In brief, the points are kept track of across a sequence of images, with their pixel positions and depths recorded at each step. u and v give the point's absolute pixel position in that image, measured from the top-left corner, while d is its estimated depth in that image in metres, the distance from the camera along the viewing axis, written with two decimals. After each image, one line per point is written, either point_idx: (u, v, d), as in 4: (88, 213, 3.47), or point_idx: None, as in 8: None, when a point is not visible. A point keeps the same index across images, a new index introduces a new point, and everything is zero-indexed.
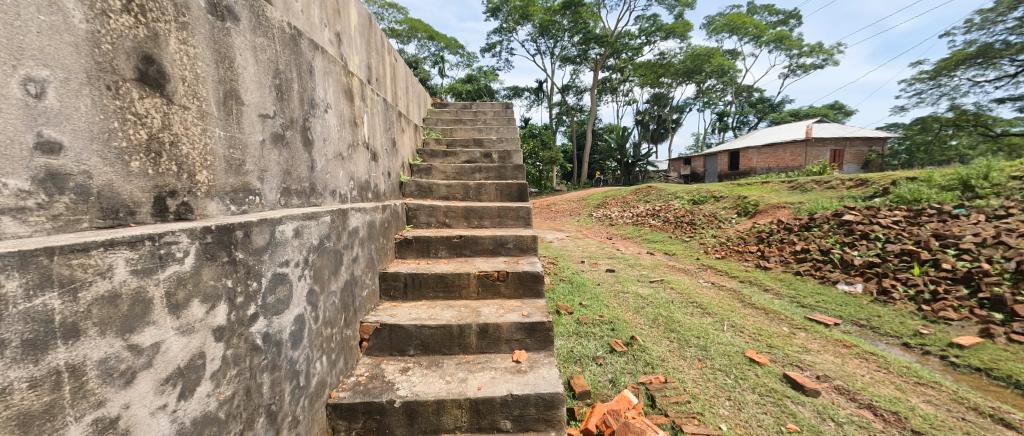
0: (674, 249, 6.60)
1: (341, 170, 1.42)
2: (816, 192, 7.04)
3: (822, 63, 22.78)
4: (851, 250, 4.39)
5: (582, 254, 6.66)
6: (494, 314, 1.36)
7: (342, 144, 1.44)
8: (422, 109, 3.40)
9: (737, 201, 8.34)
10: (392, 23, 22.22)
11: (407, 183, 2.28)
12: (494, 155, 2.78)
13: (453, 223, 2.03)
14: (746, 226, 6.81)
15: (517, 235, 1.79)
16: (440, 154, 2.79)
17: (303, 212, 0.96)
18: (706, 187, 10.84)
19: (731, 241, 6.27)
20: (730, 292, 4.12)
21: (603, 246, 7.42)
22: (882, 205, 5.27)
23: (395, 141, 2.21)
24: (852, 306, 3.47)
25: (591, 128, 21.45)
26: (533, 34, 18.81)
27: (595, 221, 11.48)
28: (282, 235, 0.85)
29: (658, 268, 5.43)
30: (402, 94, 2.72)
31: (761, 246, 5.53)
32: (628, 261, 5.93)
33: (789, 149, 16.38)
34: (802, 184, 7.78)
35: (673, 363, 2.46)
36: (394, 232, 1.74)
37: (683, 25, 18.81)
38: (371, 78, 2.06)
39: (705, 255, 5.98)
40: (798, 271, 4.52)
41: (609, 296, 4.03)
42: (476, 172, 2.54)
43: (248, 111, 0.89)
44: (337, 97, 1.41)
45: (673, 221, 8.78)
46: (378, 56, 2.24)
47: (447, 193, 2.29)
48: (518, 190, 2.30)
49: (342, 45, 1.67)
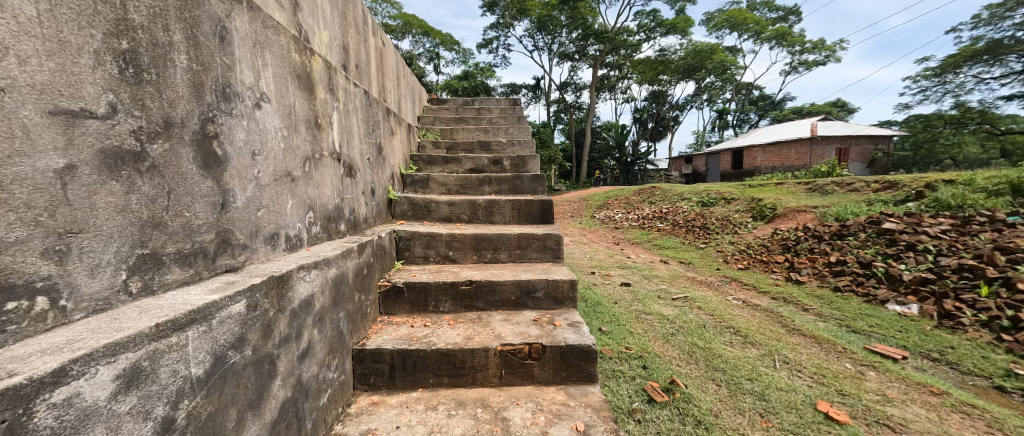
0: (690, 258, 6.14)
1: (288, 200, 0.90)
2: (839, 195, 6.65)
3: (824, 60, 22.38)
4: (898, 264, 3.98)
5: (591, 263, 6.17)
6: (531, 430, 0.86)
7: (292, 158, 0.93)
8: (417, 106, 2.89)
9: (751, 203, 7.91)
10: (385, 18, 21.54)
11: (397, 201, 1.77)
12: (506, 162, 2.28)
13: (459, 257, 1.53)
14: (765, 231, 6.38)
15: (548, 280, 1.29)
16: (438, 161, 2.28)
17: (168, 320, 0.46)
18: (714, 187, 10.40)
19: (752, 248, 5.83)
20: (766, 314, 3.67)
21: (612, 254, 6.95)
22: (922, 210, 4.90)
23: (381, 146, 1.70)
24: (914, 332, 3.04)
25: (590, 127, 20.97)
26: (530, 29, 18.23)
27: (598, 223, 10.97)
28: (60, 419, 0.34)
29: (677, 281, 4.95)
30: (391, 86, 2.20)
31: (788, 256, 5.10)
32: (642, 273, 5.46)
33: (793, 147, 16.03)
34: (820, 186, 7.38)
35: (731, 421, 1.99)
36: (377, 279, 1.24)
37: (684, 21, 18.33)
38: (348, 62, 1.55)
39: (726, 265, 5.51)
40: (837, 287, 4.09)
41: (631, 320, 3.55)
42: (484, 185, 2.04)
43: (13, 109, 0.38)
44: (280, 85, 0.89)
45: (683, 224, 8.32)
46: (358, 35, 1.72)
47: (449, 213, 1.78)
48: (540, 210, 1.79)
49: (298, 11, 1.15)
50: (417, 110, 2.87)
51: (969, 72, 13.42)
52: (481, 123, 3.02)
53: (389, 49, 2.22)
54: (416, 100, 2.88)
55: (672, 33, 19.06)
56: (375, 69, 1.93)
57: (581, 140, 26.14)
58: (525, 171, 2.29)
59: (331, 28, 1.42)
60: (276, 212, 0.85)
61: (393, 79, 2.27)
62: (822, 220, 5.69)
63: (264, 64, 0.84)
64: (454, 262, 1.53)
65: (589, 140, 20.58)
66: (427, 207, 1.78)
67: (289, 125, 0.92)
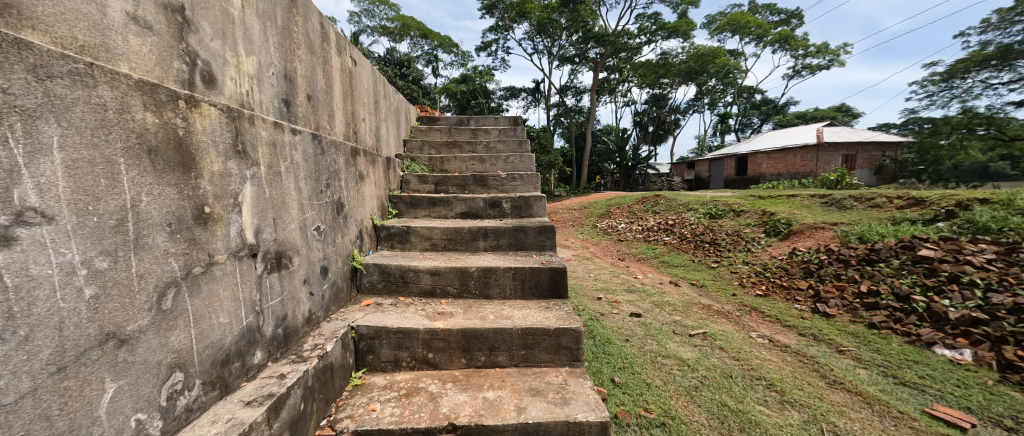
0: (702, 280, 5.74)
1: (107, 388, 0.49)
2: (859, 212, 6.29)
3: (828, 64, 22.03)
4: (941, 299, 3.60)
5: (596, 285, 5.75)
6: None
7: (127, 307, 0.53)
8: (399, 130, 2.49)
9: (763, 217, 7.52)
10: (383, 20, 21.16)
11: (364, 270, 1.36)
12: (506, 204, 1.88)
13: (442, 361, 1.12)
14: (782, 250, 5.99)
15: (565, 422, 0.88)
16: (424, 203, 1.87)
17: None
18: (721, 198, 10.00)
19: (769, 271, 5.42)
20: (799, 358, 3.25)
21: (618, 273, 6.52)
22: (955, 233, 4.57)
23: (342, 202, 1.29)
24: (976, 389, 2.64)
25: (591, 131, 20.59)
26: (530, 32, 17.85)
27: (601, 234, 10.52)
28: None
29: (691, 311, 4.54)
30: (362, 112, 1.79)
31: (811, 281, 4.73)
32: (652, 299, 5.03)
33: (799, 154, 15.48)
34: (837, 200, 7.02)
35: None
36: (312, 431, 0.83)
37: (686, 24, 17.95)
38: (288, 94, 1.14)
39: (743, 290, 5.10)
40: (873, 324, 3.69)
41: (647, 366, 3.11)
42: (478, 239, 1.63)
43: None
44: (83, 180, 0.47)
45: (691, 239, 7.91)
46: (311, 54, 1.31)
47: (432, 285, 1.37)
48: (549, 280, 1.38)
49: (183, 32, 0.75)
50: (399, 135, 2.47)
51: (978, 78, 13.11)
52: (477, 148, 2.64)
53: (362, 69, 1.82)
54: (399, 125, 2.48)
55: (674, 37, 18.70)
56: (338, 96, 1.53)
57: (581, 144, 25.72)
58: (529, 216, 1.88)
59: (263, 53, 1.02)
60: (60, 433, 0.44)
61: (366, 104, 1.88)
62: (844, 240, 5.32)
63: (32, 147, 0.42)
64: (435, 368, 1.13)
65: (589, 145, 20.17)
66: (405, 278, 1.37)
67: (117, 248, 0.51)
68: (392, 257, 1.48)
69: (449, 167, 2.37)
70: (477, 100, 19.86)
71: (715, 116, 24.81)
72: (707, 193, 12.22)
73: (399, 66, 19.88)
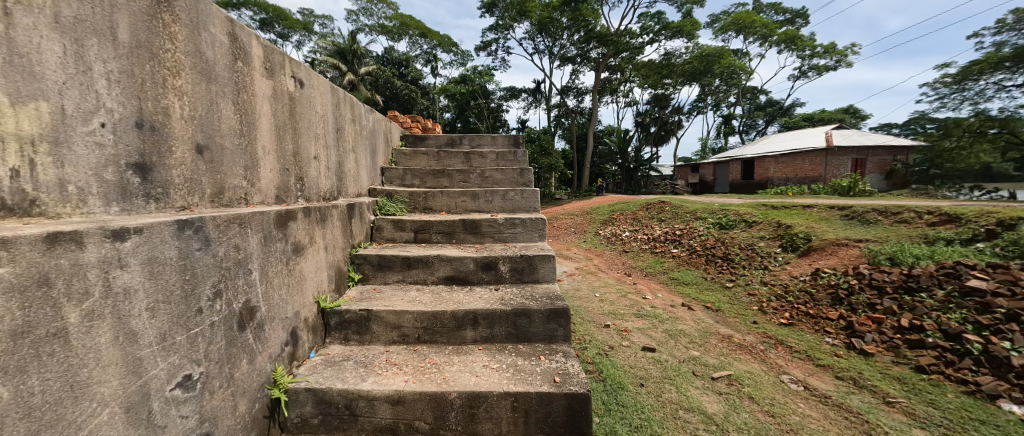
0: (717, 302, 5.29)
1: None
2: (884, 228, 5.86)
3: (835, 65, 21.51)
4: (1002, 340, 3.14)
5: (603, 308, 5.28)
6: None
7: None
8: (373, 158, 2.06)
9: (777, 230, 7.10)
10: (381, 18, 20.78)
11: (291, 399, 0.92)
12: (503, 266, 1.44)
13: None
14: (803, 270, 5.55)
15: None
16: (396, 264, 1.43)
17: None
18: (730, 206, 9.54)
19: (792, 294, 4.95)
20: (843, 414, 2.72)
21: (624, 291, 6.08)
22: (1002, 259, 4.18)
23: (253, 307, 0.85)
24: None
25: (593, 133, 20.09)
26: (530, 32, 17.38)
27: (604, 243, 10.03)
28: None
29: (710, 343, 4.06)
30: (312, 148, 1.35)
31: (841, 309, 4.28)
32: (665, 326, 4.56)
33: (808, 158, 15.01)
34: (858, 213, 6.59)
35: None
36: None
37: (691, 24, 17.44)
38: (142, 153, 0.69)
39: (764, 318, 4.64)
40: (921, 367, 3.19)
41: (668, 425, 2.55)
42: (466, 328, 1.19)
43: None
44: None
45: (700, 252, 7.48)
46: (205, 79, 0.86)
47: (392, 421, 0.94)
48: (564, 414, 0.94)
49: None
50: (373, 163, 2.04)
51: (992, 80, 12.68)
52: (469, 178, 2.21)
53: (313, 92, 1.39)
54: (372, 151, 2.04)
55: (678, 36, 18.20)
56: (267, 135, 1.09)
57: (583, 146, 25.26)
58: (532, 281, 1.45)
59: (67, 92, 0.57)
60: None
61: (322, 136, 1.44)
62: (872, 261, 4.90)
63: None
64: None
65: (591, 147, 19.70)
66: (352, 410, 0.93)
67: None
68: (341, 367, 1.04)
69: (436, 204, 1.95)
70: (476, 101, 19.40)
71: (719, 117, 24.31)
72: (714, 199, 11.76)
73: (398, 66, 19.49)
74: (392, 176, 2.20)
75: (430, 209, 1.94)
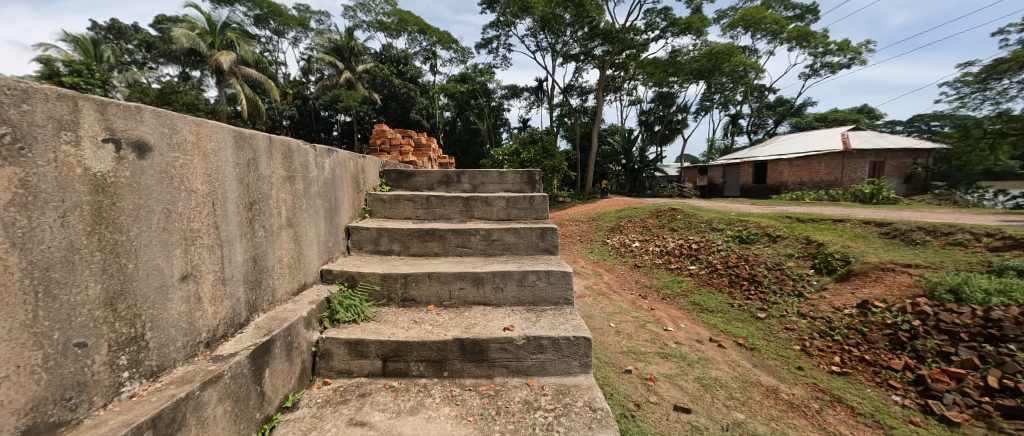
0: (750, 336, 3.73)
1: None
2: (935, 251, 5.24)
3: (849, 63, 20.67)
4: None
5: (621, 343, 3.79)
6: None
7: None
8: (331, 222, 1.42)
9: (808, 247, 6.43)
10: (379, 15, 20.00)
11: None
12: None
13: None
14: (849, 299, 4.90)
15: None
16: None
17: None
18: (750, 216, 8.77)
19: (835, 328, 3.50)
20: None
21: (640, 319, 5.38)
22: None
23: None
24: None
25: (597, 133, 19.33)
26: (533, 28, 16.68)
27: (613, 255, 9.31)
28: None
29: (753, 401, 2.70)
30: (156, 257, 0.69)
31: (903, 356, 2.97)
32: (689, 362, 3.31)
33: (824, 161, 14.23)
34: (901, 231, 5.93)
35: None
36: None
37: (700, 20, 16.61)
38: None
39: (810, 362, 3.20)
40: None
41: None
42: None
43: None
44: None
45: (721, 270, 6.83)
46: None
47: None
48: None
49: None
50: (330, 232, 1.41)
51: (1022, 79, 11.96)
52: (470, 240, 1.58)
53: (182, 158, 0.75)
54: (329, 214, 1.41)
55: (686, 33, 17.39)
56: None
57: (587, 145, 24.48)
58: None
59: None
60: None
61: (211, 235, 0.81)
62: (926, 291, 3.47)
63: None
64: None
65: (595, 147, 18.94)
66: None
67: None
68: None
69: (422, 294, 1.32)
70: (477, 100, 18.67)
71: (727, 116, 23.53)
72: (727, 206, 11.06)
73: (396, 63, 18.65)
74: (362, 239, 1.57)
75: (412, 301, 1.32)
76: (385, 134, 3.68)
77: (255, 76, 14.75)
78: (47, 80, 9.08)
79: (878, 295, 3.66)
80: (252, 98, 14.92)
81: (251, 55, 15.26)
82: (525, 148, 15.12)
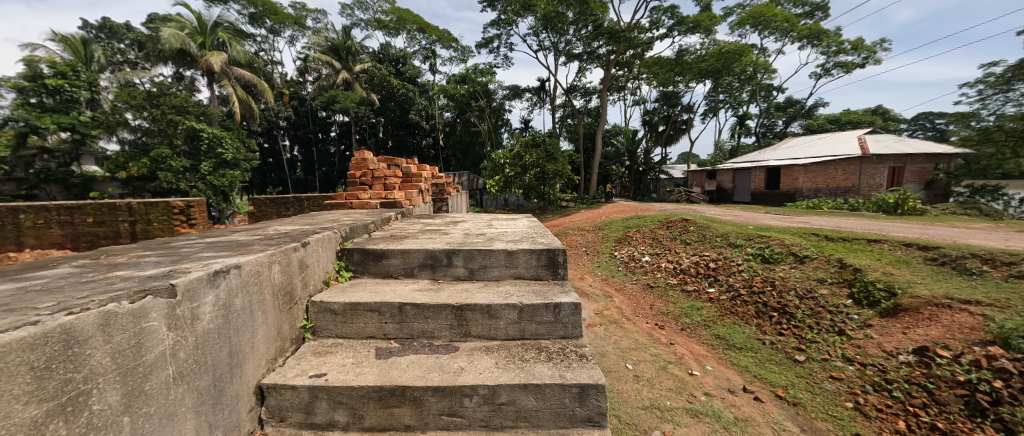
0: (790, 385, 2.93)
1: None
2: (998, 283, 4.05)
3: (864, 62, 19.83)
4: None
5: (641, 393, 2.90)
6: None
7: None
8: (215, 406, 0.80)
9: (843, 274, 4.14)
10: (377, 13, 19.21)
11: None
12: None
13: None
14: (920, 351, 2.85)
15: None
16: None
17: None
18: (771, 231, 7.80)
19: (893, 385, 2.71)
20: None
21: (625, 350, 3.64)
22: None
23: None
24: None
25: (601, 133, 18.52)
26: (535, 27, 15.98)
27: (622, 270, 8.43)
28: None
29: None
30: None
31: (987, 428, 2.28)
32: (728, 424, 2.55)
33: (840, 167, 13.37)
34: (951, 257, 4.69)
35: None
36: None
37: (710, 18, 15.80)
38: None
39: (871, 430, 2.45)
40: None
41: None
42: None
43: None
44: None
45: (732, 292, 4.64)
46: None
47: None
48: None
49: None
50: (212, 426, 0.79)
51: None
52: (464, 403, 0.96)
53: None
54: (211, 392, 0.79)
55: (694, 32, 16.66)
56: None
57: (591, 146, 23.59)
58: None
59: None
60: None
61: None
62: (997, 336, 2.71)
63: None
64: None
65: (600, 149, 18.08)
66: None
67: None
68: None
69: None
70: (477, 101, 17.92)
71: (736, 117, 22.74)
72: (740, 216, 10.34)
73: (394, 63, 17.81)
74: (285, 406, 0.95)
75: None
76: (367, 164, 3.05)
77: (249, 77, 14.06)
78: (27, 82, 8.38)
79: (935, 337, 2.91)
80: (245, 100, 14.27)
81: (243, 55, 14.48)
82: (528, 151, 14.34)
